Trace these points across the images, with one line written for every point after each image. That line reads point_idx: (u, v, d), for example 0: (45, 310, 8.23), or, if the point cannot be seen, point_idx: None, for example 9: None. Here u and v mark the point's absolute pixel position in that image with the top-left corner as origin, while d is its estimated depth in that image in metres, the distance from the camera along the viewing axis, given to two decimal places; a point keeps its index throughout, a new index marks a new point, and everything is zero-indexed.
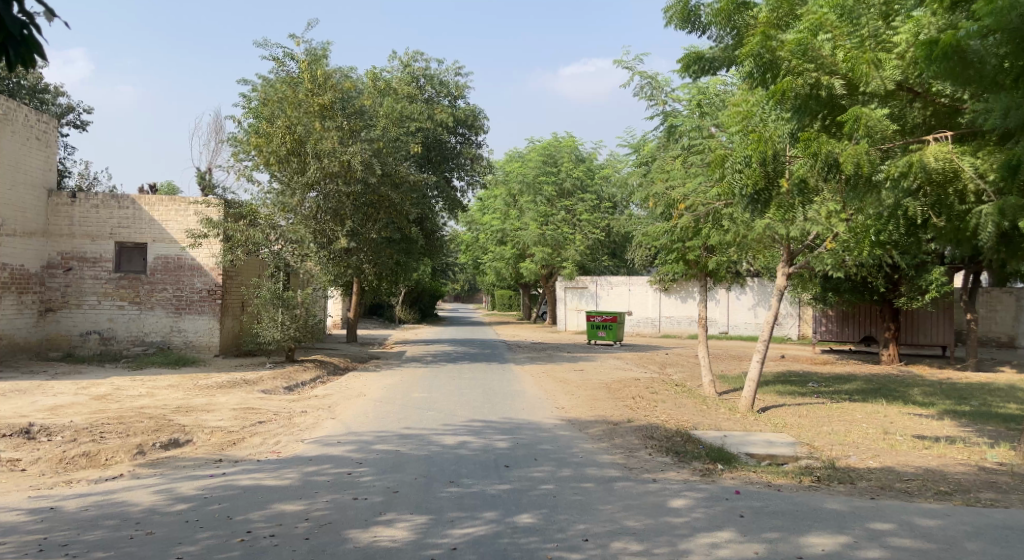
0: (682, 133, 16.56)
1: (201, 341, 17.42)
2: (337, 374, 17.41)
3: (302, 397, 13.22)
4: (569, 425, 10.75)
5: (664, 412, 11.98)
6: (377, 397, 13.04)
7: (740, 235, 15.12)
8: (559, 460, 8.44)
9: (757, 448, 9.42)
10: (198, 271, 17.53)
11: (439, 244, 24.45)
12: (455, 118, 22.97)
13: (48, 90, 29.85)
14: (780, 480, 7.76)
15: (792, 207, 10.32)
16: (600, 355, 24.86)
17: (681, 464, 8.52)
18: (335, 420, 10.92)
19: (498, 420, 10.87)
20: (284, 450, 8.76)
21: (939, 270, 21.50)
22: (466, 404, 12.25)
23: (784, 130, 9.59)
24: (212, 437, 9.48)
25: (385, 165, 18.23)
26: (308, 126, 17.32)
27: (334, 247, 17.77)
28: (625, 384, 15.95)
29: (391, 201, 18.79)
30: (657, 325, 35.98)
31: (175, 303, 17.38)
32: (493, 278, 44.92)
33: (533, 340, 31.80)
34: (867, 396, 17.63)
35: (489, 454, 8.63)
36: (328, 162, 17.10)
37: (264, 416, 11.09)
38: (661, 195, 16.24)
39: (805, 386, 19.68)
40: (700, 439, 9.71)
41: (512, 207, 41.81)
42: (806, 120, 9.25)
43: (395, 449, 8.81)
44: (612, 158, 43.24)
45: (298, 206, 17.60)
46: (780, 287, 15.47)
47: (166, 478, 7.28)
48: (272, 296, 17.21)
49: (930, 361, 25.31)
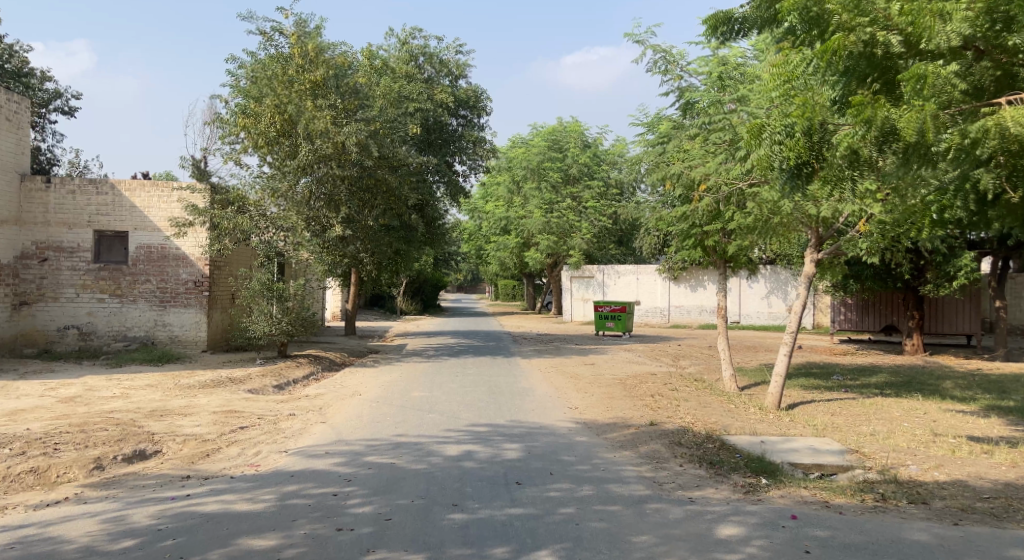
0: (699, 110, 15.36)
1: (188, 336, 16.33)
2: (332, 370, 16.32)
3: (292, 398, 12.12)
4: (586, 430, 9.62)
5: (689, 413, 10.87)
6: (373, 398, 11.94)
7: (762, 220, 14.08)
8: (579, 475, 7.34)
9: (801, 456, 8.30)
10: (183, 261, 16.42)
11: (441, 232, 23.21)
12: (456, 99, 21.82)
13: (33, 74, 28.81)
14: (839, 499, 6.65)
15: (839, 184, 8.92)
16: (610, 347, 23.77)
17: (719, 479, 7.41)
18: (325, 425, 9.82)
19: (506, 424, 9.78)
20: (263, 463, 7.67)
21: (969, 256, 20.41)
22: (471, 404, 11.14)
23: (830, 94, 8.50)
24: (185, 447, 8.38)
25: (383, 147, 17.08)
26: (299, 105, 16.20)
27: (328, 235, 16.66)
28: (640, 380, 14.82)
29: (389, 186, 17.63)
30: (666, 315, 34.81)
31: (159, 296, 16.29)
32: (497, 268, 43.79)
33: (539, 332, 30.68)
34: (899, 391, 16.48)
35: (498, 467, 7.53)
36: (320, 143, 15.98)
37: (246, 421, 9.99)
38: (679, 175, 14.98)
39: (829, 379, 18.53)
40: (736, 446, 8.58)
41: (516, 193, 40.66)
42: (856, 83, 8.21)
43: (390, 463, 7.70)
44: (618, 143, 42.04)
45: (290, 190, 16.67)
46: (808, 274, 14.30)
47: (118, 504, 6.19)
48: (261, 288, 16.05)
49: (956, 352, 24.22)
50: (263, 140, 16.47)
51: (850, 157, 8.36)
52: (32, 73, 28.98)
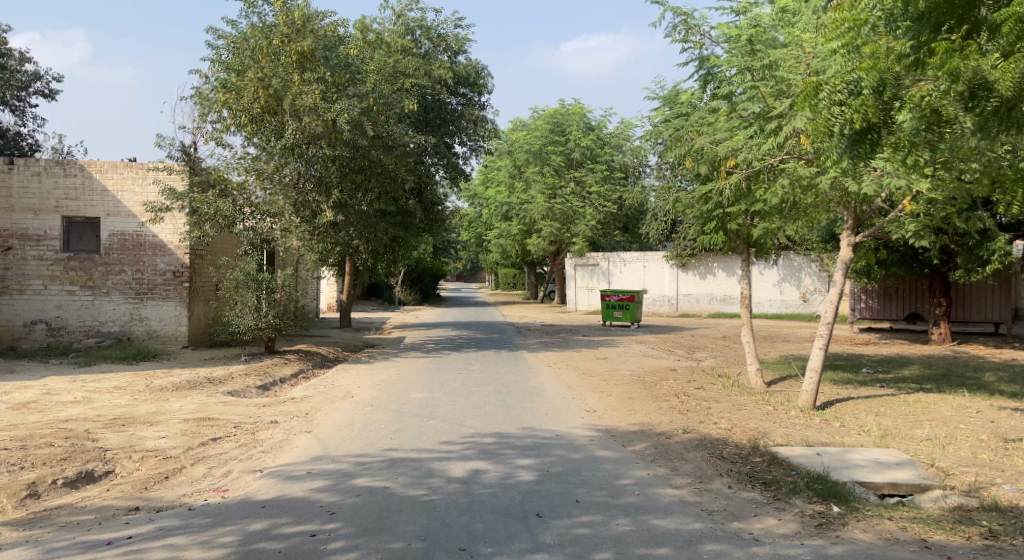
0: (723, 80, 14.03)
1: (167, 331, 15.02)
2: (323, 367, 15.03)
3: (276, 401, 10.81)
4: (610, 441, 8.32)
5: (724, 417, 9.60)
6: (365, 401, 10.65)
7: (794, 198, 12.95)
8: (610, 503, 6.05)
9: (866, 473, 7.04)
10: (161, 250, 15.10)
11: (440, 219, 21.79)
12: (455, 75, 20.40)
13: (9, 55, 27.34)
14: (939, 536, 5.38)
15: (912, 151, 7.56)
16: (621, 338, 22.51)
17: (780, 505, 6.11)
18: (310, 436, 8.53)
19: (518, 434, 8.49)
20: (232, 489, 6.39)
21: (1005, 239, 19.08)
22: (476, 409, 9.85)
23: (903, 56, 7.06)
24: (141, 464, 7.08)
25: (377, 125, 15.81)
26: (284, 79, 14.91)
27: (319, 221, 15.35)
28: (662, 377, 13.51)
29: (384, 167, 16.33)
30: (674, 304, 33.49)
31: (134, 287, 14.98)
32: (499, 256, 42.46)
33: (544, 322, 29.40)
34: (940, 386, 15.30)
35: (512, 494, 6.25)
36: (309, 120, 14.68)
37: (220, 430, 8.69)
38: (704, 151, 13.80)
39: (858, 373, 17.29)
40: (788, 461, 7.31)
41: (517, 178, 39.29)
42: (929, 32, 6.87)
43: (382, 487, 6.40)
44: (622, 126, 40.58)
45: (276, 173, 15.36)
46: (844, 259, 13.00)
47: (37, 554, 4.89)
48: (246, 277, 14.69)
49: (984, 341, 23.12)
50: (246, 117, 15.13)
51: (928, 118, 7.14)
52: (11, 54, 27.59)
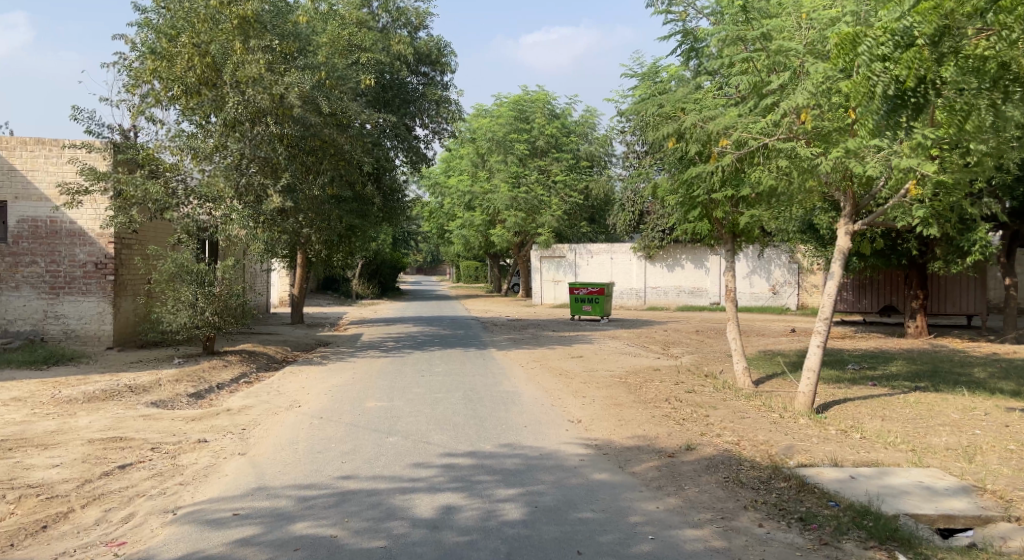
0: (708, 54, 12.89)
1: (88, 329, 13.34)
2: (268, 369, 13.53)
3: (208, 413, 9.32)
4: (604, 461, 7.03)
5: (728, 429, 8.39)
6: (314, 412, 9.20)
7: (788, 183, 11.83)
8: (620, 554, 4.76)
9: (915, 500, 5.87)
10: (79, 238, 13.39)
11: (400, 208, 20.21)
12: (415, 51, 18.87)
13: None
14: None
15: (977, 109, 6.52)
16: (592, 333, 21.31)
17: (831, 554, 4.87)
18: (244, 460, 7.09)
19: (493, 454, 7.17)
20: (128, 542, 4.98)
21: (986, 230, 17.74)
22: (444, 421, 8.48)
23: (976, 4, 5.88)
24: (17, 507, 5.62)
25: (330, 102, 14.58)
26: (224, 46, 13.39)
27: (265, 207, 13.55)
28: (645, 378, 12.27)
29: (337, 147, 15.09)
30: (642, 297, 32.56)
31: (49, 281, 13.27)
32: (462, 247, 40.99)
33: (509, 316, 28.02)
34: (935, 384, 14.39)
35: (494, 542, 4.94)
36: (253, 92, 13.24)
37: (132, 454, 7.21)
38: (693, 130, 12.43)
39: (846, 370, 16.31)
40: (821, 487, 6.10)
41: (481, 167, 37.93)
42: None
43: (326, 534, 5.03)
44: (588, 113, 39.29)
45: (216, 153, 13.54)
46: (842, 249, 11.86)
47: None
48: (178, 269, 13.04)
49: (960, 334, 22.53)
50: (181, 89, 13.49)
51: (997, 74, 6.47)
52: None
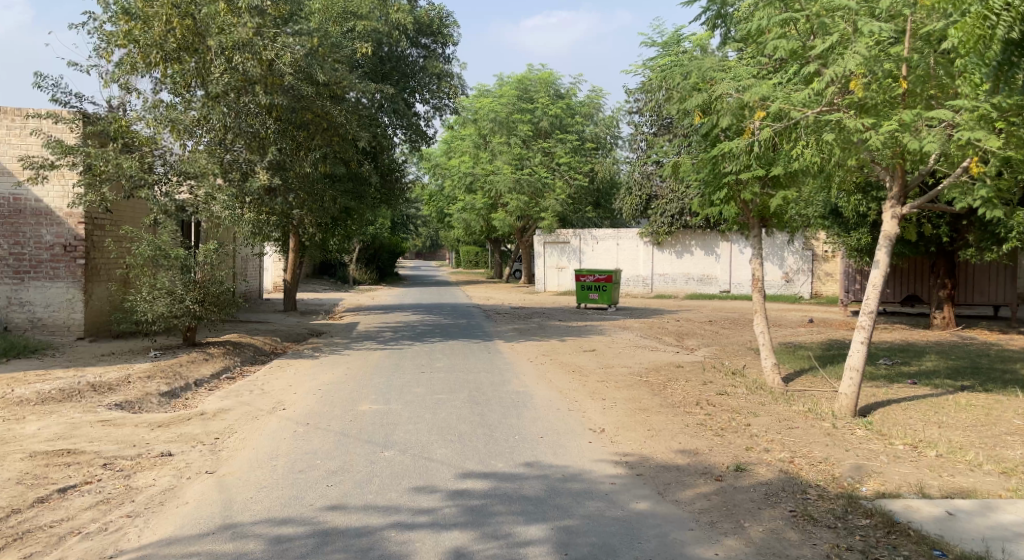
0: (739, 18, 11.69)
1: (56, 318, 12.19)
2: (253, 363, 12.36)
3: (178, 416, 8.16)
4: (641, 485, 5.90)
5: (777, 443, 7.21)
6: (299, 418, 8.01)
7: (829, 161, 10.60)
8: None
9: None
10: (45, 218, 12.21)
11: (398, 188, 18.98)
12: (415, 21, 17.59)
13: None
14: None
15: None
16: (602, 324, 20.13)
17: None
18: (211, 481, 5.90)
19: (508, 476, 6.01)
20: None
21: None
22: (449, 432, 7.30)
23: None
24: None
25: (325, 72, 13.52)
26: (208, 8, 12.13)
27: (250, 187, 12.29)
28: (668, 377, 11.10)
29: (330, 121, 14.04)
30: (649, 284, 31.39)
31: (13, 265, 12.15)
32: (462, 232, 39.77)
33: (512, 304, 26.87)
34: (980, 383, 13.20)
35: None
36: (241, 59, 12.08)
37: (78, 473, 6.06)
38: (724, 101, 11.13)
39: (878, 366, 15.11)
40: (916, 527, 4.91)
41: (482, 148, 36.74)
42: None
43: None
44: (594, 93, 38.04)
45: (194, 126, 12.33)
46: (888, 235, 10.61)
47: None
48: (154, 253, 11.77)
49: (989, 325, 21.32)
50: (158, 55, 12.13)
51: None
52: None
